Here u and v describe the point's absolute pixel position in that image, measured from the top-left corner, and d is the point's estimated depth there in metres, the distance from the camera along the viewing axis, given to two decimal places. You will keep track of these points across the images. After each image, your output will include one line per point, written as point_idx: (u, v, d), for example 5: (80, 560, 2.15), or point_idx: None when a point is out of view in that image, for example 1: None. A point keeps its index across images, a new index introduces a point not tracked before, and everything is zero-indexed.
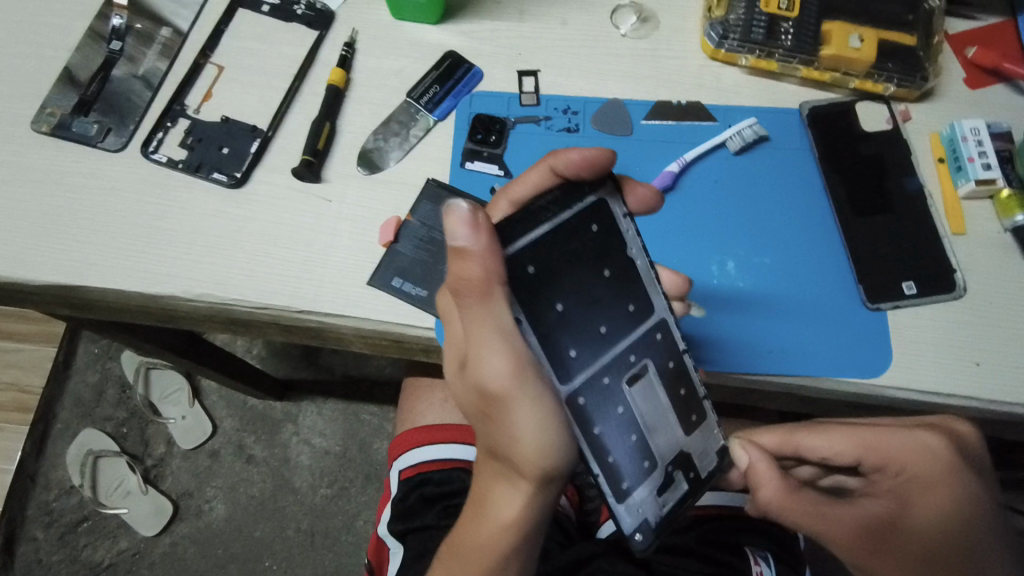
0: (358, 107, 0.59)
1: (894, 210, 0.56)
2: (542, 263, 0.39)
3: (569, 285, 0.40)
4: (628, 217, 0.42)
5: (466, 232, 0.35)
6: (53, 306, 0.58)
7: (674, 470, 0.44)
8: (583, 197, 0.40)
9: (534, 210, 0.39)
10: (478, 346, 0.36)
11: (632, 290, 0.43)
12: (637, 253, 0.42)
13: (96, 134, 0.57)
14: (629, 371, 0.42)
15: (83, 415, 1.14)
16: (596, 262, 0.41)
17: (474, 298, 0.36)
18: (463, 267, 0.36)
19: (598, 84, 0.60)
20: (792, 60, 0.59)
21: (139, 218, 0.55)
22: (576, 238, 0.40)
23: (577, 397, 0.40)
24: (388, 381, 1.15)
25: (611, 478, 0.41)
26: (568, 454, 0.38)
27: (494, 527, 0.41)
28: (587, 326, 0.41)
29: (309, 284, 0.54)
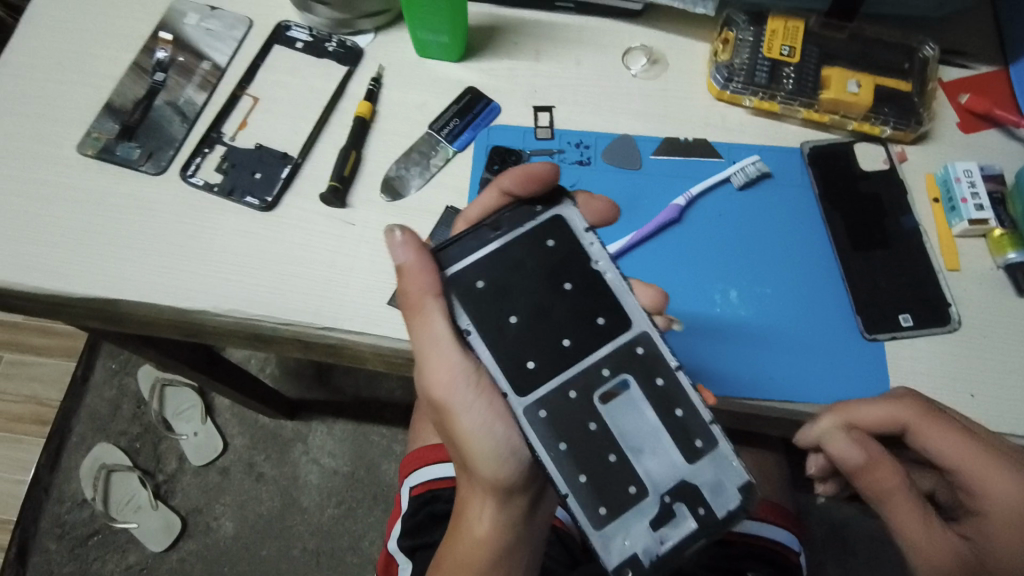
0: (383, 137, 0.63)
1: (891, 245, 0.59)
2: (491, 276, 0.45)
3: (523, 298, 0.45)
4: (589, 231, 0.46)
5: (401, 252, 0.44)
6: (89, 319, 0.61)
7: (674, 501, 0.42)
8: (535, 214, 0.46)
9: (479, 232, 0.46)
10: (423, 357, 0.44)
11: (602, 302, 0.45)
12: (605, 265, 0.46)
13: (138, 158, 0.61)
14: (600, 385, 0.44)
15: (98, 429, 1.16)
16: (556, 276, 0.45)
17: (416, 314, 0.44)
18: (404, 286, 0.44)
19: (610, 121, 0.64)
20: (794, 102, 0.62)
21: (175, 237, 0.58)
22: (531, 254, 0.46)
23: (539, 408, 0.43)
24: (398, 403, 1.17)
25: (582, 497, 0.41)
26: (508, 459, 0.44)
27: (467, 524, 0.48)
28: (548, 337, 0.44)
29: (332, 303, 0.57)
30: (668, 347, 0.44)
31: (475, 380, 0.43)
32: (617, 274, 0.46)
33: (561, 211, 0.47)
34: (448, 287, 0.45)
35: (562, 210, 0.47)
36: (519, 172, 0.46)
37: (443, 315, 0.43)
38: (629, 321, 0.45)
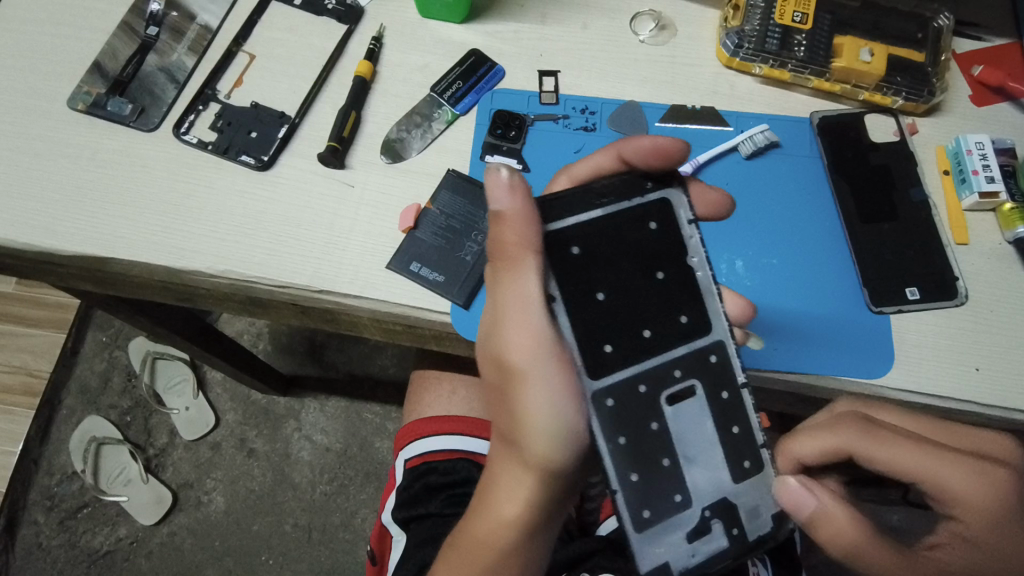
0: (384, 99, 0.61)
1: (900, 217, 0.57)
2: (589, 244, 0.43)
3: (613, 280, 0.43)
4: (693, 224, 0.45)
5: (505, 196, 0.41)
6: (80, 280, 0.60)
7: (712, 518, 0.42)
8: (644, 190, 0.45)
9: (587, 195, 0.44)
10: (505, 317, 0.41)
11: (684, 302, 0.44)
12: (698, 263, 0.45)
13: (130, 114, 0.59)
14: (671, 386, 0.43)
15: (88, 402, 1.14)
16: (650, 265, 0.44)
17: (507, 264, 0.41)
18: (501, 230, 0.41)
19: (616, 87, 0.62)
20: (804, 71, 0.61)
21: (168, 196, 0.57)
22: (627, 232, 0.44)
23: (608, 397, 0.42)
24: (392, 380, 1.16)
25: (631, 497, 0.41)
26: (570, 447, 0.41)
27: (496, 516, 0.44)
28: (627, 326, 0.43)
29: (329, 266, 0.55)
30: (740, 363, 0.44)
31: (557, 354, 0.41)
32: (708, 274, 0.45)
33: (669, 196, 0.45)
34: (545, 245, 0.42)
35: (669, 194, 0.45)
36: (650, 147, 0.44)
37: (538, 273, 0.41)
38: (708, 326, 0.45)
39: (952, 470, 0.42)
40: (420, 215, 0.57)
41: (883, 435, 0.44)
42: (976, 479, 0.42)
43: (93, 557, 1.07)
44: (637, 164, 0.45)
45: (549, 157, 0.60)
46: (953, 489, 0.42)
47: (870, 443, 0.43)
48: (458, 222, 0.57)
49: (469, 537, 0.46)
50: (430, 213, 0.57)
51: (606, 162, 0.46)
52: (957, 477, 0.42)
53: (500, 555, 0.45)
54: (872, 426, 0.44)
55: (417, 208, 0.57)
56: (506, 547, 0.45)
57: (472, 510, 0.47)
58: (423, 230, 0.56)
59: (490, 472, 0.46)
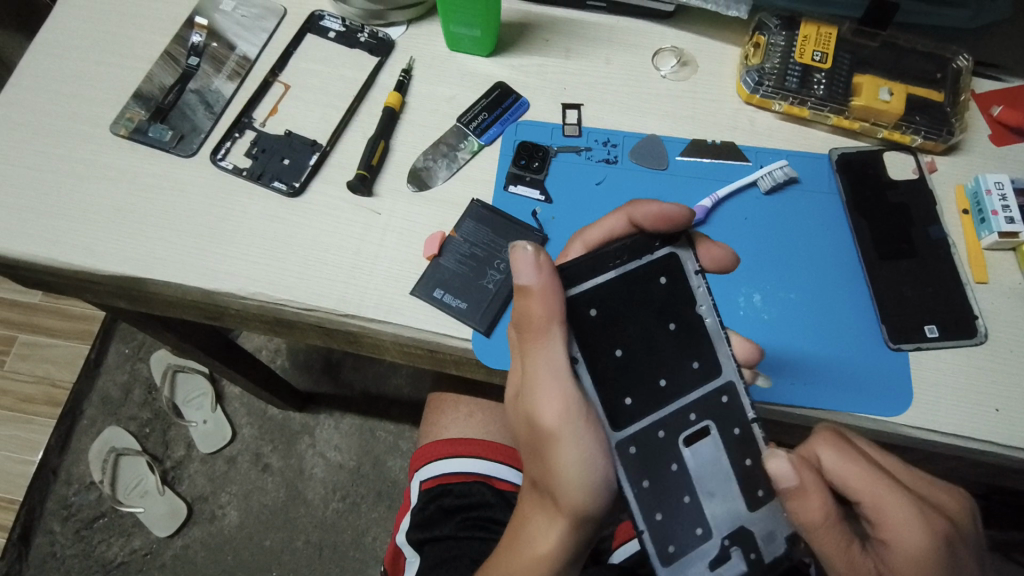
0: (411, 129, 0.63)
1: (918, 255, 0.58)
2: (604, 305, 0.44)
3: (630, 334, 0.44)
4: (700, 274, 0.45)
5: (530, 273, 0.41)
6: (113, 297, 0.62)
7: (731, 546, 0.43)
8: (653, 250, 0.45)
9: (601, 256, 0.44)
10: (534, 384, 0.41)
11: (696, 347, 0.45)
12: (706, 310, 0.45)
13: (170, 140, 0.61)
14: (687, 429, 0.44)
15: (110, 413, 1.17)
16: (662, 315, 0.45)
17: (535, 334, 0.42)
18: (527, 303, 0.41)
19: (638, 121, 0.64)
20: (823, 108, 0.62)
21: (202, 219, 0.59)
22: (640, 286, 0.44)
23: (630, 445, 0.43)
24: (407, 399, 1.17)
25: (656, 537, 0.42)
26: (603, 499, 0.42)
27: (529, 561, 0.45)
28: (644, 375, 0.44)
29: (354, 290, 0.57)
30: (750, 401, 0.45)
31: (586, 415, 0.42)
32: (716, 320, 0.45)
33: (677, 251, 0.45)
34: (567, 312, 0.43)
35: (677, 249, 0.45)
36: (656, 213, 0.44)
37: (564, 341, 0.42)
38: (718, 369, 0.45)
39: (896, 506, 0.41)
40: (444, 242, 0.58)
41: (853, 454, 0.43)
42: (915, 521, 0.41)
43: (107, 568, 1.08)
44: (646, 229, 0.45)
45: (571, 188, 0.61)
46: (889, 524, 0.41)
47: (840, 459, 0.43)
48: (481, 250, 0.59)
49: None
50: (454, 241, 0.58)
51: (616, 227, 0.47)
52: (897, 513, 0.41)
53: None
54: (844, 446, 0.43)
55: (441, 235, 0.58)
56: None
57: (501, 548, 0.48)
58: (446, 258, 0.58)
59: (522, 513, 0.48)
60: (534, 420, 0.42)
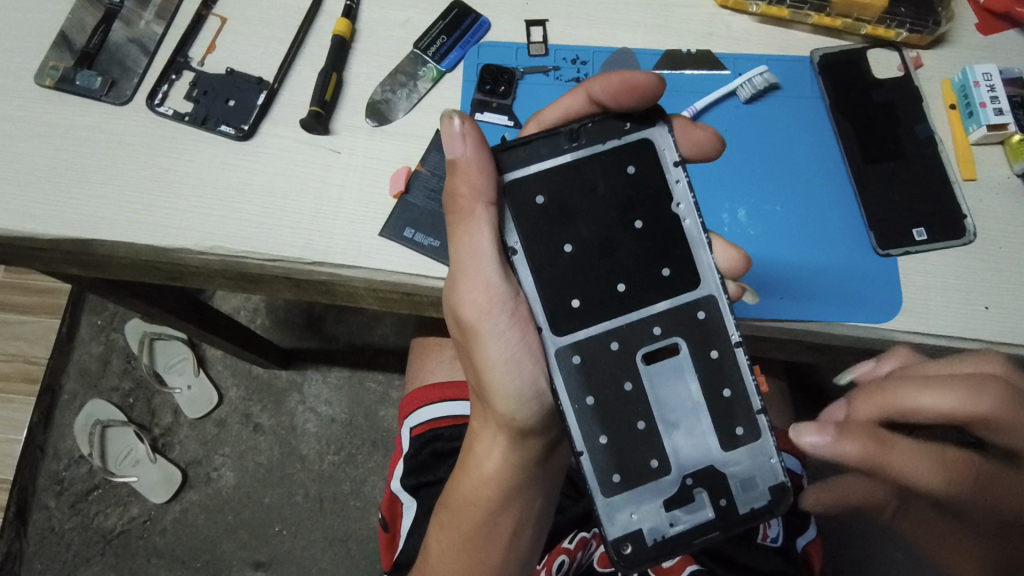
0: (365, 59, 0.58)
1: (905, 155, 0.56)
2: (554, 194, 0.43)
3: (583, 228, 0.43)
4: (679, 166, 0.43)
5: (459, 144, 0.40)
6: (66, 265, 0.58)
7: (695, 486, 0.41)
8: (623, 132, 0.43)
9: (555, 139, 0.43)
10: (461, 274, 0.43)
11: (668, 253, 0.43)
12: (686, 211, 0.43)
13: (100, 87, 0.56)
14: (648, 343, 0.43)
15: (89, 385, 1.14)
16: (625, 214, 0.43)
17: (460, 217, 0.42)
18: (456, 179, 0.41)
19: (607, 34, 0.60)
20: (803, 6, 0.58)
21: (148, 172, 0.54)
22: (606, 178, 0.43)
23: (574, 353, 0.42)
24: (394, 348, 1.15)
25: (597, 459, 0.41)
26: (530, 401, 0.45)
27: (474, 469, 0.49)
28: (601, 283, 0.43)
29: (318, 236, 0.53)
30: (733, 320, 0.42)
31: (512, 309, 0.43)
32: (697, 222, 0.43)
33: (652, 136, 0.43)
34: (503, 195, 0.42)
35: (651, 134, 0.43)
36: (616, 80, 0.41)
37: (490, 227, 0.42)
38: (698, 281, 0.43)
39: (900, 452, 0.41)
40: (410, 178, 0.55)
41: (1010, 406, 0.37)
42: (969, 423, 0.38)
43: (108, 538, 1.08)
44: (608, 104, 0.42)
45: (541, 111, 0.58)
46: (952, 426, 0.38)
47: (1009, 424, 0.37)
48: None
49: (456, 481, 0.50)
50: (421, 175, 0.55)
51: (575, 104, 0.44)
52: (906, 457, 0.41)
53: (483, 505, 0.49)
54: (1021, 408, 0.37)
55: (407, 170, 0.55)
56: (488, 494, 0.49)
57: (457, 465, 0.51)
58: (414, 194, 0.55)
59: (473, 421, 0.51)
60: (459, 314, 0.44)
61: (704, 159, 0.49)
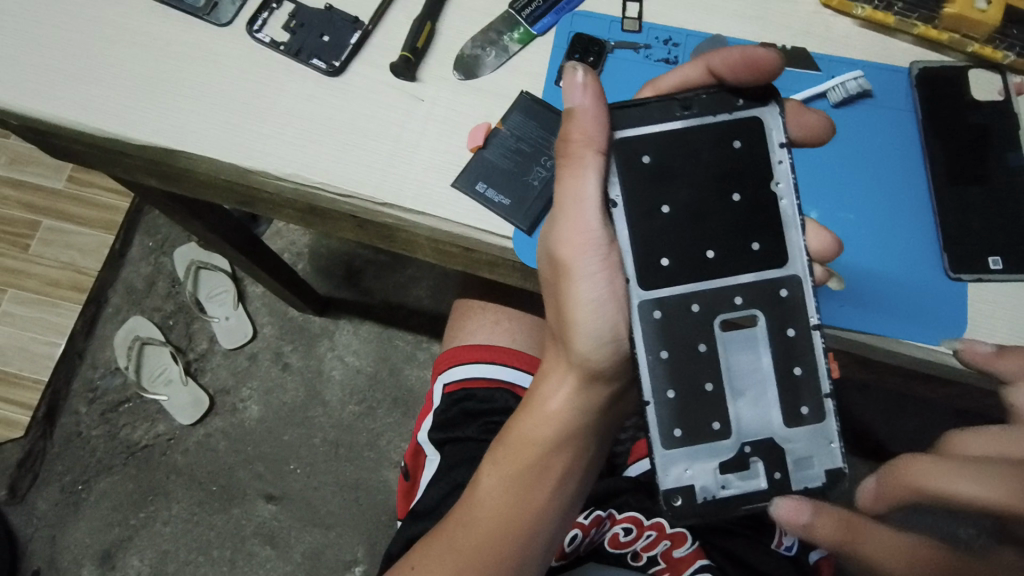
0: (459, 12, 0.59)
1: (992, 182, 0.54)
2: (660, 155, 0.45)
3: (682, 191, 0.45)
4: (785, 147, 0.45)
5: (578, 95, 0.44)
6: (146, 175, 0.61)
7: (752, 454, 0.44)
8: (736, 106, 0.45)
9: (670, 105, 0.45)
10: (562, 215, 0.46)
11: (760, 229, 0.45)
12: (784, 190, 0.45)
13: (203, 7, 0.58)
14: (729, 310, 0.45)
15: (133, 302, 1.17)
16: (724, 186, 0.45)
17: (570, 161, 0.45)
18: (571, 125, 0.44)
19: (703, 19, 0.59)
20: (911, 15, 0.57)
21: (238, 93, 0.56)
22: (713, 148, 0.45)
23: (655, 308, 0.45)
24: (427, 311, 1.16)
25: (661, 409, 0.44)
26: (607, 344, 0.48)
27: (540, 410, 0.52)
28: (692, 245, 0.45)
29: (392, 178, 0.54)
30: (813, 302, 0.45)
31: (604, 254, 0.46)
32: (793, 203, 0.45)
33: (763, 113, 0.45)
34: (613, 149, 0.45)
35: (763, 113, 0.45)
36: (737, 56, 0.44)
37: (598, 174, 0.44)
38: (786, 259, 0.45)
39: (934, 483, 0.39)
40: (489, 134, 0.55)
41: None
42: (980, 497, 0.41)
43: (132, 450, 1.12)
44: (726, 79, 0.45)
45: (626, 88, 0.58)
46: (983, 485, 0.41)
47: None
48: (528, 145, 0.56)
49: (517, 420, 0.53)
50: (499, 133, 0.55)
51: (695, 75, 0.47)
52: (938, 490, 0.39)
53: (545, 445, 0.51)
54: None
55: (487, 127, 0.55)
56: (548, 437, 0.51)
57: (521, 408, 0.54)
58: (490, 150, 0.55)
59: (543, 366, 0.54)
60: (554, 254, 0.47)
61: (816, 142, 0.52)
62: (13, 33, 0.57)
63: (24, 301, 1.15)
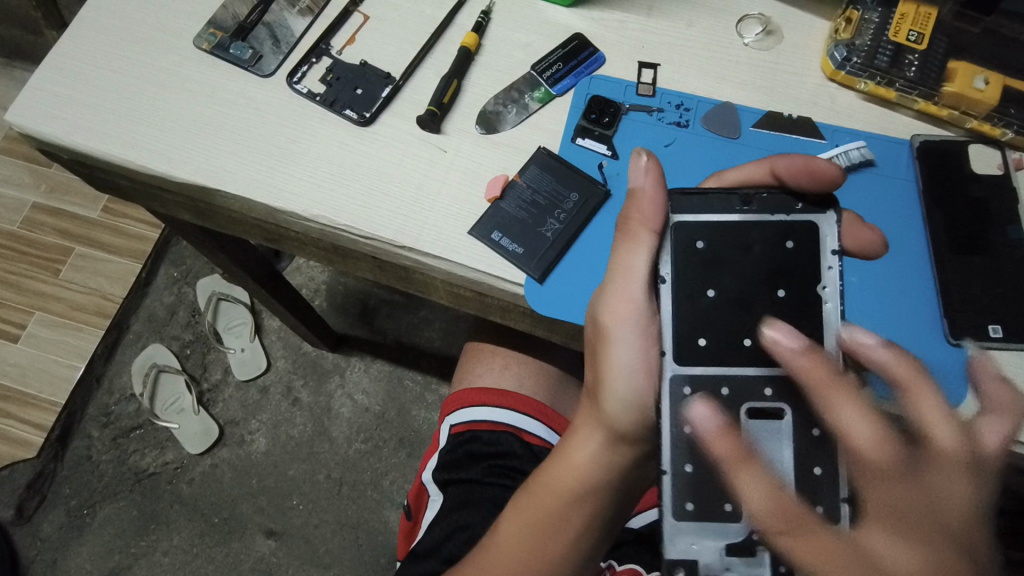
0: (484, 71, 0.63)
1: (992, 253, 0.56)
2: (713, 243, 0.48)
3: (726, 279, 0.48)
4: (837, 255, 0.47)
5: (642, 177, 0.50)
6: (182, 209, 0.65)
7: (759, 543, 0.44)
8: (793, 209, 0.47)
9: (731, 199, 0.48)
10: (613, 282, 0.49)
11: (799, 325, 0.46)
12: (829, 294, 0.47)
13: (249, 59, 0.63)
14: (759, 400, 0.46)
15: (154, 330, 1.21)
16: (771, 281, 0.47)
17: (628, 236, 0.49)
18: (636, 204, 0.49)
19: (714, 87, 0.62)
20: (912, 92, 0.60)
21: (275, 139, 0.60)
22: (764, 245, 0.48)
23: (686, 384, 0.47)
24: (438, 353, 1.18)
25: (676, 484, 0.45)
26: (634, 405, 0.49)
27: (567, 460, 0.52)
28: (729, 329, 0.47)
29: (413, 224, 0.57)
30: None
31: (644, 324, 0.48)
32: (836, 308, 0.46)
33: (819, 219, 0.47)
34: (670, 229, 0.48)
35: (819, 219, 0.47)
36: (800, 164, 0.48)
37: (649, 251, 0.48)
38: None
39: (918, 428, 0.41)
40: (506, 186, 0.58)
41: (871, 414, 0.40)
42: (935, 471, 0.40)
43: (139, 476, 1.13)
44: (786, 181, 0.49)
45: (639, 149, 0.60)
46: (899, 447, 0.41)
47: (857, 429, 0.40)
48: (544, 197, 0.58)
49: (545, 469, 0.54)
50: (517, 186, 0.59)
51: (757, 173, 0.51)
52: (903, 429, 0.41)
53: (564, 498, 0.52)
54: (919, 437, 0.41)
55: (504, 179, 0.59)
56: (570, 486, 0.52)
57: (549, 458, 0.54)
58: (507, 202, 0.58)
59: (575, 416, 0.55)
60: (597, 317, 0.50)
61: (866, 256, 0.53)
62: (71, 76, 0.62)
63: (49, 324, 1.19)
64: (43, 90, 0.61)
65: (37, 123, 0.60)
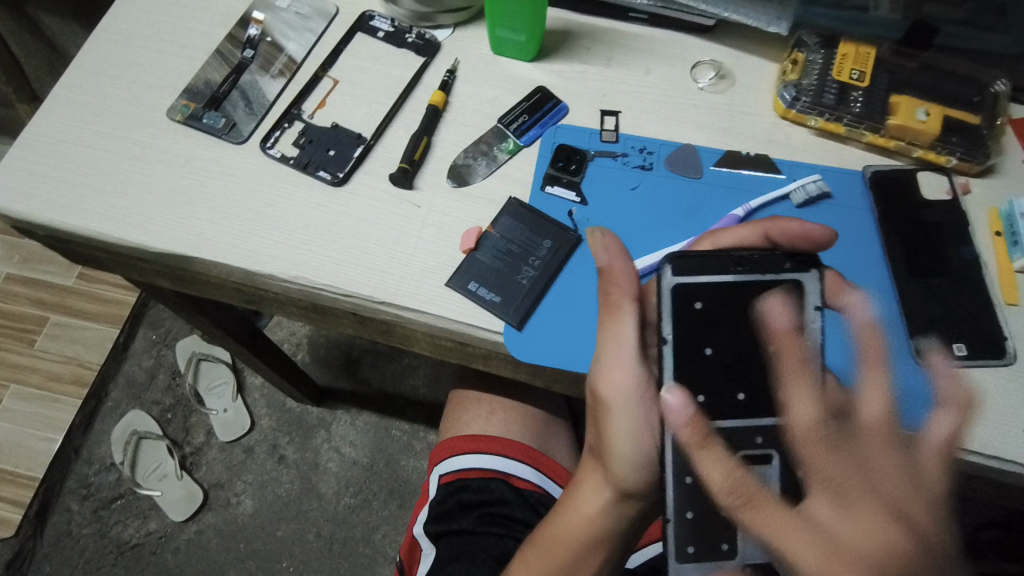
0: (453, 127, 0.65)
1: (950, 273, 0.58)
2: (709, 303, 0.49)
3: (720, 336, 0.49)
4: (819, 311, 0.49)
5: (604, 256, 0.52)
6: (160, 277, 0.66)
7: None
8: (782, 270, 0.49)
9: (726, 259, 0.49)
10: (605, 353, 0.51)
11: (784, 376, 0.48)
12: (812, 347, 0.49)
13: (222, 127, 0.64)
14: (749, 449, 0.47)
15: (133, 396, 1.19)
16: (762, 337, 0.49)
17: (610, 309, 0.51)
18: (615, 278, 0.51)
19: (675, 130, 0.65)
20: (860, 125, 0.63)
21: (251, 204, 0.61)
22: (756, 304, 0.49)
23: None
24: (423, 400, 1.18)
25: (679, 532, 0.47)
26: (639, 464, 0.52)
27: (578, 516, 0.55)
28: (724, 384, 0.49)
29: (391, 279, 0.58)
30: None
31: (640, 388, 0.51)
32: (819, 360, 0.49)
33: (804, 279, 0.49)
34: (671, 295, 0.49)
35: (804, 278, 0.49)
36: (798, 230, 0.53)
37: (635, 320, 0.51)
38: None
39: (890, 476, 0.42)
40: (480, 238, 0.60)
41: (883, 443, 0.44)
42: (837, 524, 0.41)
43: (121, 549, 1.09)
44: (780, 244, 0.53)
45: (607, 193, 0.62)
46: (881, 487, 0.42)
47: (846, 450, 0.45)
48: (517, 245, 0.60)
49: (553, 522, 0.57)
50: (490, 237, 0.60)
51: (750, 235, 0.53)
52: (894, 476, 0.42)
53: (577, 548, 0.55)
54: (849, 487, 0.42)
55: (478, 231, 0.60)
56: (582, 537, 0.55)
57: (557, 513, 0.57)
58: (482, 253, 0.59)
59: (580, 471, 0.58)
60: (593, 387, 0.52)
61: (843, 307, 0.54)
62: (44, 152, 0.63)
63: (25, 397, 1.16)
64: (16, 168, 0.62)
65: (11, 201, 0.61)
